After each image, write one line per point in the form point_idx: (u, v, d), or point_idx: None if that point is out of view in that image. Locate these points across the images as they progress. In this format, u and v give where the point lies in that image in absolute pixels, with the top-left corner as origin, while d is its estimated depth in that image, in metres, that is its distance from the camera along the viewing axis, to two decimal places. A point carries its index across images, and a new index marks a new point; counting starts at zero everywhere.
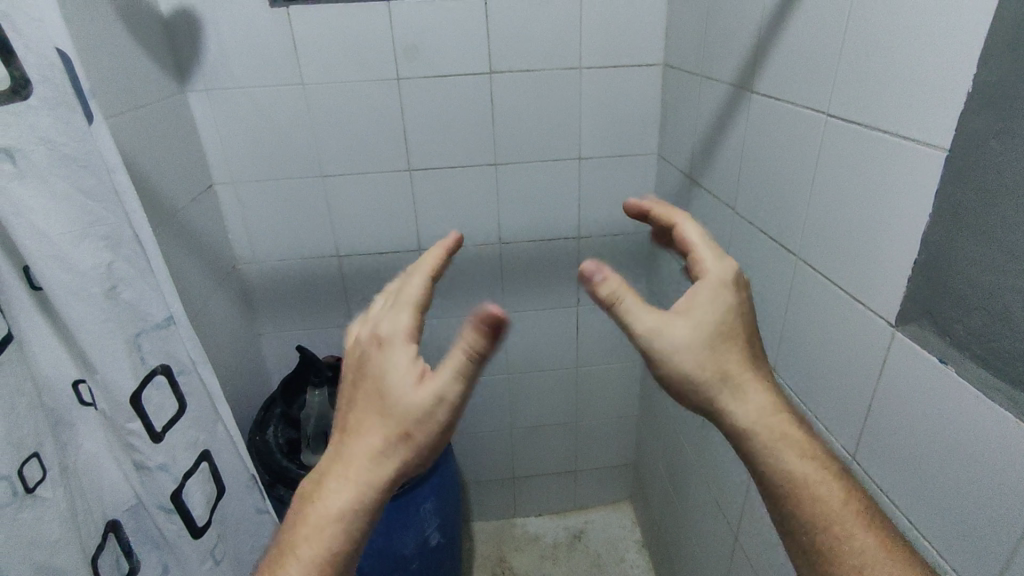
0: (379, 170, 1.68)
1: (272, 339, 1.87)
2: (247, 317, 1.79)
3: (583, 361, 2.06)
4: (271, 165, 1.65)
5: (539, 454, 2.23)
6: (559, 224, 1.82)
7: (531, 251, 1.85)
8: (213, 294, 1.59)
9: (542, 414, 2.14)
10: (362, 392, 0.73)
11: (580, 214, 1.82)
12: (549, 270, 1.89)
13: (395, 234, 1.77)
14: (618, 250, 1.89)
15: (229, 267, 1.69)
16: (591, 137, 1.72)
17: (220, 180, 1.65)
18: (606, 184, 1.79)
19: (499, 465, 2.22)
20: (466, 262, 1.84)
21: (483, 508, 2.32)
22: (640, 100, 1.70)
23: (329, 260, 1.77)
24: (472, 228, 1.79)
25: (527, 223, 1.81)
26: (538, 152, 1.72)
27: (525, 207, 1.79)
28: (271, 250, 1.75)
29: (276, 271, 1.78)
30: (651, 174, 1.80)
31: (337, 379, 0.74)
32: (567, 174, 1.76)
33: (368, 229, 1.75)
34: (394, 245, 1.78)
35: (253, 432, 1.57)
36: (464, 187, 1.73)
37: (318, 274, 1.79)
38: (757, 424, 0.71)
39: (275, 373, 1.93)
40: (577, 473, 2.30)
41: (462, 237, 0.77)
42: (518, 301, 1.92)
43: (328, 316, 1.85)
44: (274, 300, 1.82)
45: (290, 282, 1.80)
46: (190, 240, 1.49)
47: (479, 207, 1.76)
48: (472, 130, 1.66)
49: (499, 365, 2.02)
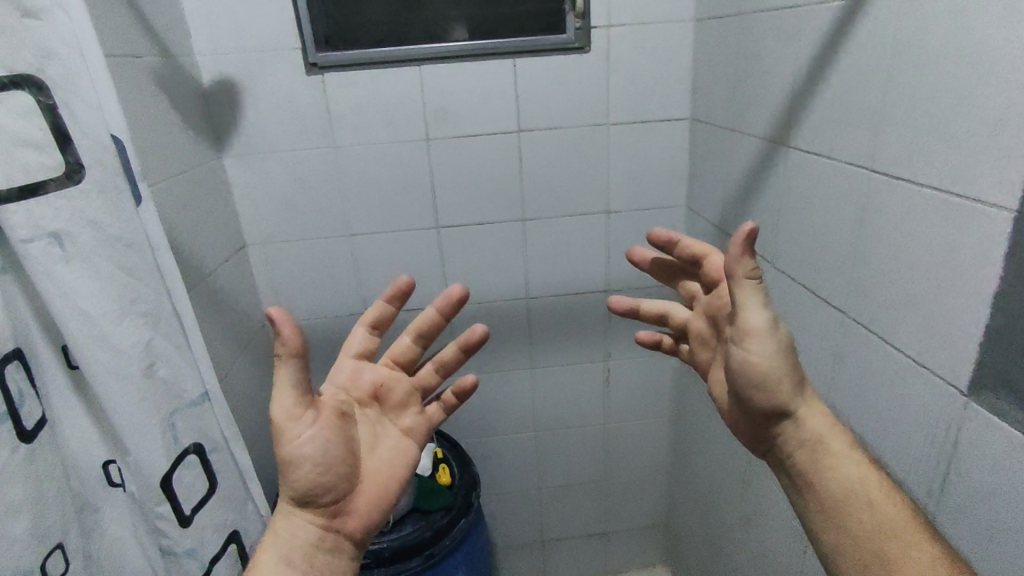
0: (407, 227, 1.68)
1: None
2: (270, 376, 1.76)
3: (612, 418, 2.00)
4: (300, 224, 1.65)
5: (568, 516, 2.13)
6: (586, 278, 1.80)
7: (558, 305, 1.82)
8: (240, 354, 1.57)
9: (570, 473, 2.06)
10: (350, 432, 0.85)
11: (608, 267, 1.79)
12: (577, 324, 1.85)
13: (421, 290, 1.75)
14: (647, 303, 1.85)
15: (255, 326, 1.68)
16: (618, 191, 1.71)
17: (248, 240, 1.65)
18: (634, 237, 1.77)
19: (526, 528, 2.12)
20: (493, 317, 1.81)
21: (509, 575, 2.20)
22: (667, 154, 1.69)
23: (355, 318, 1.76)
24: (498, 283, 1.77)
25: (553, 277, 1.79)
26: (567, 207, 1.70)
27: (552, 262, 1.76)
28: (297, 308, 1.74)
29: (302, 328, 1.77)
30: (679, 226, 1.78)
31: (316, 426, 0.80)
32: (593, 229, 1.74)
33: (395, 286, 1.74)
34: (420, 301, 1.76)
35: None
36: (491, 242, 1.72)
37: (344, 332, 1.77)
38: (818, 436, 0.85)
39: None
40: (608, 536, 2.19)
41: (469, 291, 0.93)
42: (546, 356, 1.87)
43: None
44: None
45: (315, 340, 1.78)
46: (220, 300, 1.48)
47: (506, 262, 1.75)
48: (500, 186, 1.66)
49: (526, 421, 1.96)
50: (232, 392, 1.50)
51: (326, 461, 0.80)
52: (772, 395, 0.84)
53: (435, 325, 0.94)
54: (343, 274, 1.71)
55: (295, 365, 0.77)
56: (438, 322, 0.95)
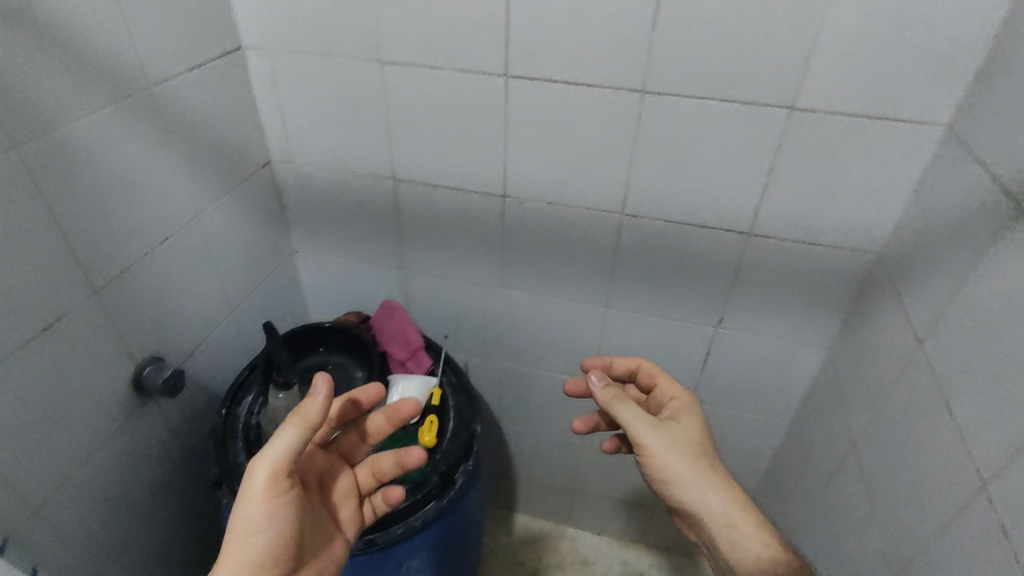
0: (458, 68, 1.09)
1: (313, 260, 1.48)
2: (277, 230, 1.41)
3: (701, 400, 1.43)
4: (314, 35, 1.13)
5: (610, 476, 1.73)
6: (720, 207, 1.12)
7: (665, 237, 1.19)
8: (218, 202, 1.20)
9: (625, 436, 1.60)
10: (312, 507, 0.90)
11: (762, 200, 1.09)
12: (682, 270, 1.23)
13: (469, 168, 1.21)
14: (808, 271, 1.15)
15: (255, 166, 1.28)
16: (828, 74, 0.94)
17: (251, 45, 1.18)
18: (827, 163, 1.02)
19: (558, 470, 1.77)
20: (565, 230, 1.24)
21: (531, 504, 1.92)
22: (946, 19, 0.85)
23: (382, 183, 1.29)
24: (582, 184, 1.17)
25: (668, 194, 1.13)
26: (719, 86, 0.99)
27: (669, 170, 1.11)
28: (309, 153, 1.29)
29: (317, 180, 1.33)
30: (918, 161, 0.98)
31: (286, 502, 0.83)
32: (754, 133, 1.02)
33: (434, 153, 1.21)
34: (466, 182, 1.23)
35: (225, 399, 1.16)
36: (582, 120, 1.09)
37: (366, 197, 1.32)
38: (721, 513, 0.94)
39: (312, 299, 1.57)
40: (654, 512, 1.77)
41: (419, 405, 1.00)
42: (627, 298, 1.31)
43: (374, 251, 1.41)
44: (315, 216, 1.40)
45: (332, 199, 1.35)
46: (178, 128, 1.07)
47: (599, 155, 1.12)
48: (612, 28, 0.98)
49: (583, 367, 1.48)
50: (194, 252, 1.16)
51: (278, 544, 0.82)
52: (678, 487, 0.96)
53: (379, 427, 1.00)
54: (368, 119, 1.20)
55: (298, 437, 0.82)
56: (381, 424, 1.00)
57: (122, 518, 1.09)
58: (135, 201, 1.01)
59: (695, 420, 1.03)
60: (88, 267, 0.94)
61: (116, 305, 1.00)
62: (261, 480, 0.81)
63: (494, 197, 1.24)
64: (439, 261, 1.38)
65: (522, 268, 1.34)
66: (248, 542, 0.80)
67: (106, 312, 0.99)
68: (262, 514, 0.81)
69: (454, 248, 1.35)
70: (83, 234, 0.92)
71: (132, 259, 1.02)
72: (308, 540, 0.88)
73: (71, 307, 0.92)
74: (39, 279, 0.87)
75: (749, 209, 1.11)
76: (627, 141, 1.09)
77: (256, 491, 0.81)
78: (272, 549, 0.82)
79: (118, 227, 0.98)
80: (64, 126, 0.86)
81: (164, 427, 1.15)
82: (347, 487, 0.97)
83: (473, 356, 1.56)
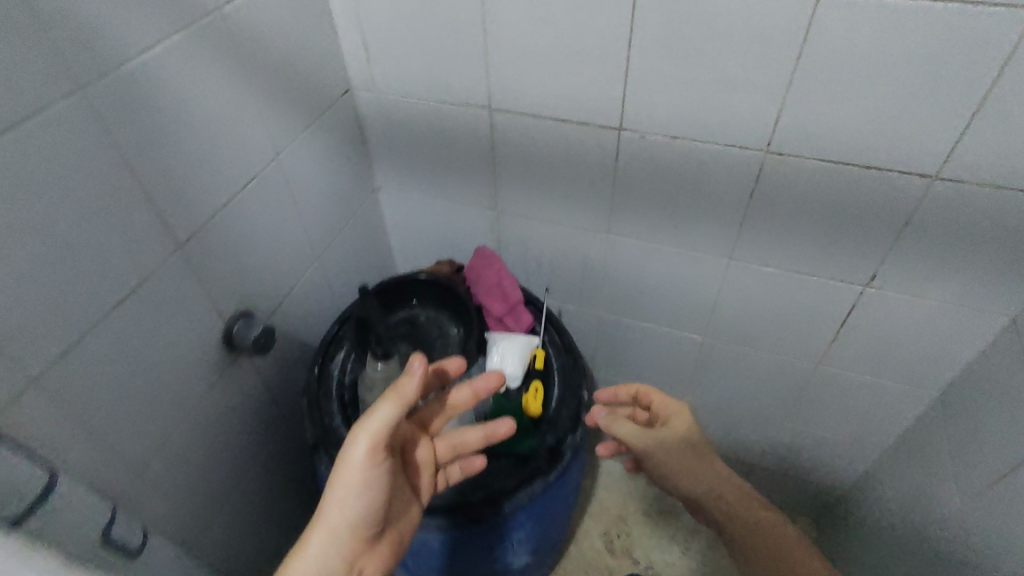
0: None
1: (395, 198, 1.36)
2: (360, 167, 1.28)
3: (832, 363, 1.26)
4: None
5: (710, 430, 1.62)
6: (902, 143, 0.90)
7: (820, 177, 0.98)
8: (296, 140, 1.08)
9: (732, 394, 1.47)
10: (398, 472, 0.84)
11: (964, 134, 0.86)
12: (834, 220, 1.03)
13: (580, 95, 1.02)
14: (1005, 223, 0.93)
15: (334, 95, 1.14)
16: None
17: None
18: None
19: None
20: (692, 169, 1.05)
21: None
22: None
23: (476, 114, 1.12)
24: (721, 113, 0.96)
25: (834, 127, 0.92)
26: None
27: (840, 98, 0.88)
28: (394, 80, 1.13)
29: (401, 108, 1.17)
30: None
31: (380, 469, 0.78)
32: (978, 44, 0.78)
33: (539, 79, 1.03)
34: (576, 113, 1.05)
35: (316, 356, 1.10)
36: (734, 32, 0.87)
37: (458, 131, 1.17)
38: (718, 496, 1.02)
39: (396, 240, 1.47)
40: (754, 467, 1.67)
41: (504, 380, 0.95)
42: (758, 250, 1.13)
43: (465, 191, 1.27)
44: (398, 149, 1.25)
45: (419, 132, 1.21)
46: (251, 56, 0.93)
47: (750, 77, 0.91)
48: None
49: (694, 319, 1.33)
50: (276, 198, 1.05)
51: (366, 513, 0.77)
52: (683, 480, 1.04)
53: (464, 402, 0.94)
54: (463, 38, 1.02)
55: (396, 410, 0.77)
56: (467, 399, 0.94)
57: (221, 470, 1.08)
58: (212, 144, 0.90)
59: (690, 437, 1.03)
60: (169, 222, 0.85)
61: (201, 261, 0.92)
62: (362, 448, 0.76)
63: (608, 130, 1.05)
64: (537, 202, 1.23)
65: (634, 212, 1.16)
66: (341, 504, 0.75)
67: (192, 269, 0.91)
68: (358, 480, 0.76)
69: (556, 189, 1.19)
70: (161, 186, 0.82)
71: (213, 211, 0.92)
72: (391, 509, 0.83)
73: (155, 268, 0.85)
74: (120, 238, 0.78)
75: (944, 144, 0.88)
76: (789, 61, 0.87)
77: (356, 458, 0.75)
78: (363, 515, 0.77)
79: (196, 173, 0.88)
80: (126, 61, 0.73)
81: (256, 380, 1.11)
82: (427, 461, 0.88)
83: (569, 304, 1.43)
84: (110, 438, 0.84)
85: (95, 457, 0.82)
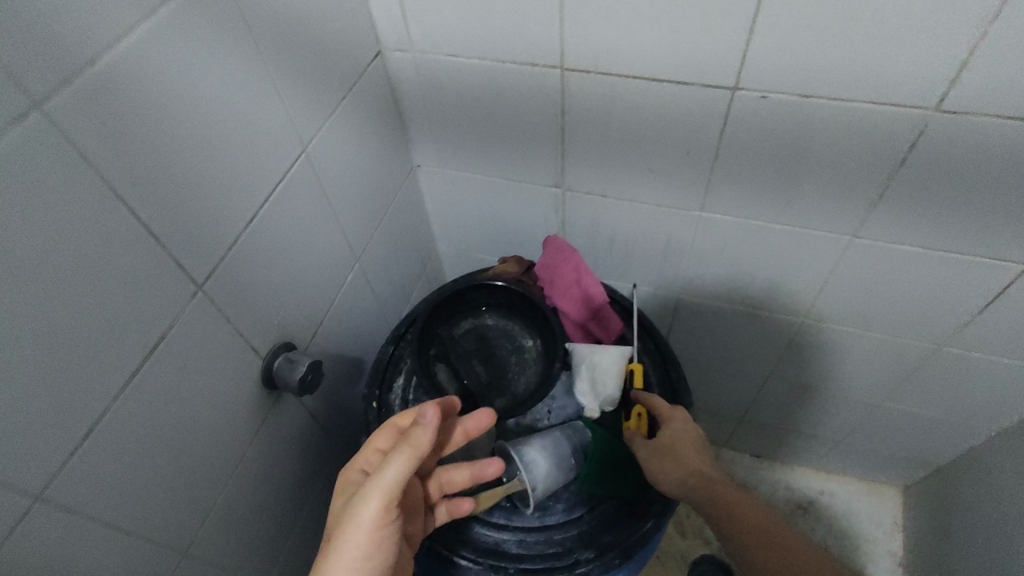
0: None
1: (441, 178, 1.16)
2: (397, 146, 1.07)
3: (960, 346, 1.09)
4: None
5: (792, 408, 1.47)
6: None
7: (1004, 140, 0.77)
8: (327, 125, 0.87)
9: (830, 376, 1.30)
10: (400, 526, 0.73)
11: None
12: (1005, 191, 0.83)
13: (688, 47, 0.80)
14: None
15: (362, 63, 0.91)
16: None
17: None
18: None
19: (725, 399, 1.54)
20: (828, 134, 0.84)
21: None
22: None
23: (542, 76, 0.90)
24: (883, 64, 0.74)
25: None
26: None
27: None
28: (436, 38, 0.90)
29: (450, 73, 0.95)
30: None
31: (391, 532, 0.67)
32: None
33: (630, 29, 0.80)
34: (676, 70, 0.83)
35: (373, 381, 0.93)
36: None
37: (518, 98, 0.95)
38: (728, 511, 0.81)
39: (439, 223, 1.27)
40: (839, 442, 1.54)
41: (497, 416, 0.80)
42: (893, 227, 0.93)
43: (524, 168, 1.06)
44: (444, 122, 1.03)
45: (467, 101, 0.99)
46: (268, 25, 0.71)
47: (937, 13, 0.68)
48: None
49: (793, 301, 1.15)
50: (309, 203, 0.86)
51: None
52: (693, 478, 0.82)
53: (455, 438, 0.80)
54: None
55: (410, 471, 0.66)
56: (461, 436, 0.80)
57: (274, 517, 0.95)
58: (230, 149, 0.70)
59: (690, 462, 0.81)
60: (184, 260, 0.67)
61: (227, 296, 0.75)
62: (371, 510, 0.65)
63: (720, 89, 0.83)
64: (616, 178, 1.02)
65: (736, 186, 0.96)
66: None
67: (218, 307, 0.74)
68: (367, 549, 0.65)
69: (640, 162, 0.98)
70: (170, 216, 0.64)
71: (236, 231, 0.74)
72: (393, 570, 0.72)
73: (175, 318, 0.67)
74: (127, 292, 0.61)
75: None
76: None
77: (365, 521, 0.65)
78: None
79: (211, 190, 0.69)
80: (104, 50, 0.53)
81: (303, 412, 0.96)
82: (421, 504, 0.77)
83: (643, 287, 1.25)
84: (146, 524, 0.70)
85: (128, 547, 0.68)
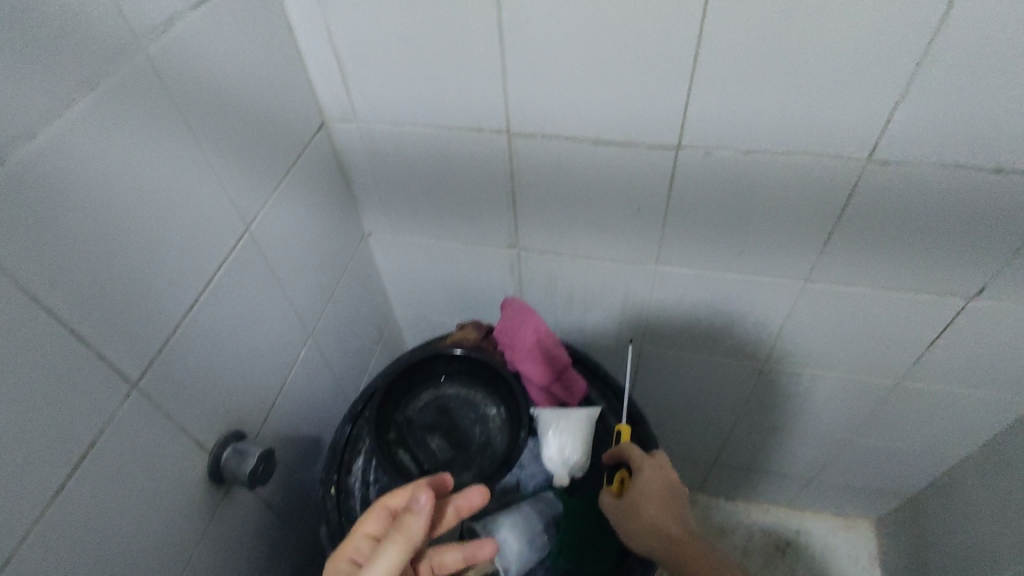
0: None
1: (394, 245, 1.14)
2: (347, 215, 1.05)
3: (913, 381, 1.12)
4: None
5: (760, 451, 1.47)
6: None
7: (936, 183, 0.80)
8: (273, 201, 0.85)
9: (797, 416, 1.31)
10: None
11: None
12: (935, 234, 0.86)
13: (633, 109, 0.81)
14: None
15: (307, 138, 0.91)
16: None
17: None
18: None
19: (694, 446, 1.52)
20: (774, 186, 0.86)
21: None
22: None
23: (487, 144, 0.91)
24: (817, 118, 0.77)
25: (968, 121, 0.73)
26: None
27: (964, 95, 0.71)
28: (379, 111, 0.90)
29: (399, 142, 0.94)
30: None
31: None
32: None
33: (570, 96, 0.82)
34: (618, 134, 0.85)
35: (330, 463, 0.88)
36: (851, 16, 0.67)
37: (466, 166, 0.95)
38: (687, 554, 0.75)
39: (393, 289, 1.25)
40: (808, 481, 1.54)
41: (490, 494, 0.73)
42: (836, 272, 0.96)
43: (477, 232, 1.06)
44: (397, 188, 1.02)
45: (414, 170, 0.98)
46: (204, 107, 0.70)
47: (861, 71, 0.71)
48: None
49: (751, 347, 1.16)
50: (254, 282, 0.82)
51: None
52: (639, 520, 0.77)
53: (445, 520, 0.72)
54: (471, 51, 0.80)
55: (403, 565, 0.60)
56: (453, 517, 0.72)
57: None
58: (162, 235, 0.66)
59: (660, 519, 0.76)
60: (114, 356, 0.62)
61: (165, 390, 0.70)
62: None
63: (664, 149, 0.85)
64: (572, 235, 1.02)
65: (687, 240, 0.97)
66: None
67: (156, 402, 0.68)
68: None
69: (591, 221, 0.98)
70: (94, 312, 0.59)
71: (174, 320, 0.69)
72: None
73: (103, 421, 0.62)
74: (46, 399, 0.56)
75: None
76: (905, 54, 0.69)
77: None
78: None
79: (145, 279, 0.65)
80: (13, 145, 0.49)
81: (256, 503, 0.90)
82: None
83: (605, 341, 1.24)
84: None
85: None
